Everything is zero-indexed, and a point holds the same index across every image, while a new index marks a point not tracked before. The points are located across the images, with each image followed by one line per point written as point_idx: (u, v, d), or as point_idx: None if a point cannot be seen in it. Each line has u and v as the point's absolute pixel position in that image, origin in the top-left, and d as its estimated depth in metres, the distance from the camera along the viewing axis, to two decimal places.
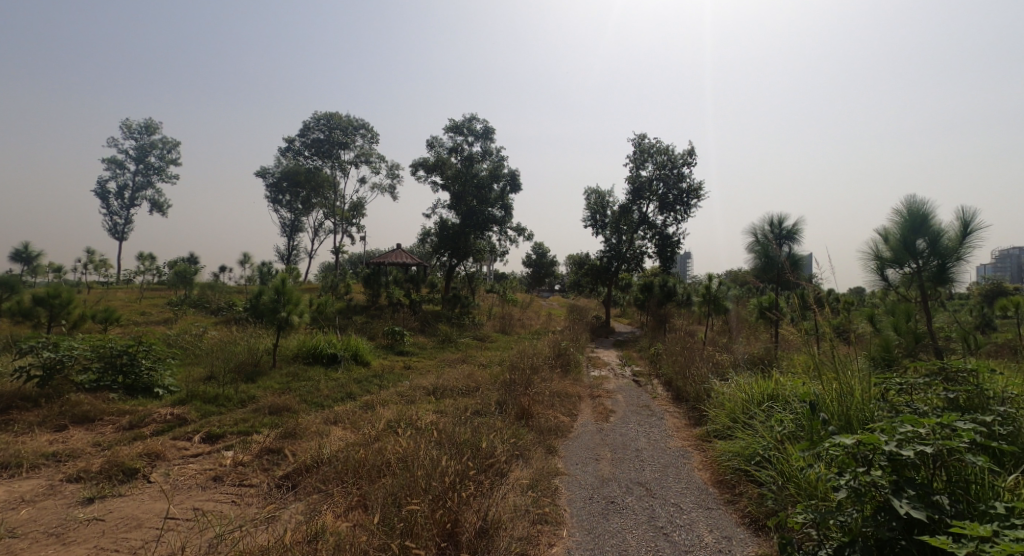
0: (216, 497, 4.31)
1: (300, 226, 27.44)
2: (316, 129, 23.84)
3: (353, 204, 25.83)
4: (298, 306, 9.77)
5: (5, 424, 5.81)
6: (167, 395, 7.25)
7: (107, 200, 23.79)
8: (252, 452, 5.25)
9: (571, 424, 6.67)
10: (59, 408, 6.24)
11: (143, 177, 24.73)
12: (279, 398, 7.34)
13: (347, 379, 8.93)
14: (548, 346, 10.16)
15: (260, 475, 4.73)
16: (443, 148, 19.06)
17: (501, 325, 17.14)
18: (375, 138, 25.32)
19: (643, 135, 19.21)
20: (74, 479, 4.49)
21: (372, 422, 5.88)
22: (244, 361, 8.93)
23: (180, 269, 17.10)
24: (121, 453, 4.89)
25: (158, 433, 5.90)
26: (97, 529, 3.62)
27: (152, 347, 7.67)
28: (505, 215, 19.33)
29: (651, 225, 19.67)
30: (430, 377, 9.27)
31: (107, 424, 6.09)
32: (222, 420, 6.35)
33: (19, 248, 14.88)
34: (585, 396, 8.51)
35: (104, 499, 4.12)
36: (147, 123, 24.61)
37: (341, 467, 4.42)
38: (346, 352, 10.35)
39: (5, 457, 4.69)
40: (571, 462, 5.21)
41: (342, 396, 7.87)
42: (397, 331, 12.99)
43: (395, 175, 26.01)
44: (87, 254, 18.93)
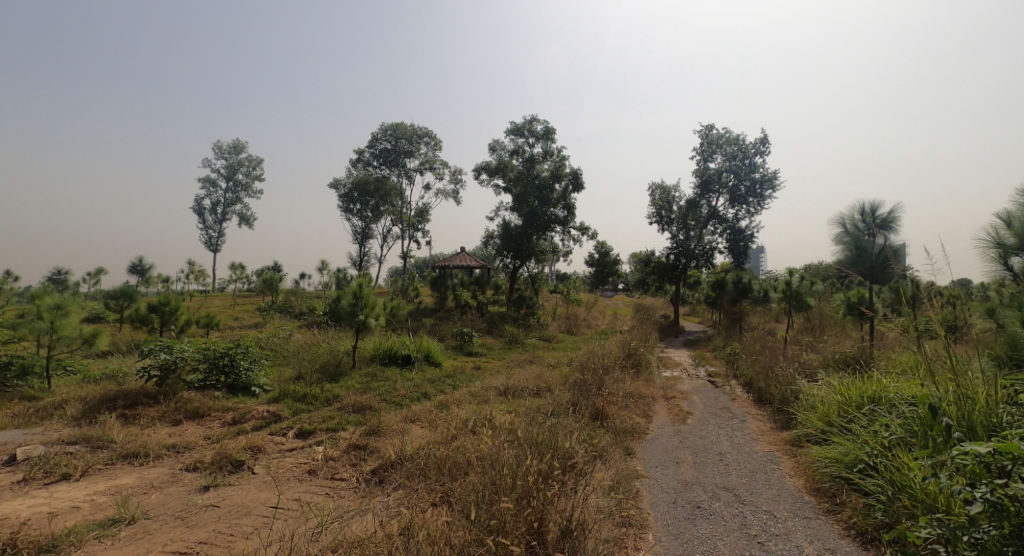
0: (313, 490, 4.59)
1: (370, 232, 28.70)
2: (383, 140, 24.89)
3: (419, 210, 26.69)
4: (374, 309, 10.24)
5: (132, 419, 6.54)
6: (263, 394, 7.86)
7: (202, 216, 26.07)
8: (341, 448, 5.56)
9: (647, 426, 6.50)
10: (174, 405, 6.92)
11: (233, 193, 26.89)
12: (361, 397, 7.73)
13: (422, 379, 9.25)
14: (618, 346, 9.99)
15: (349, 470, 4.99)
16: (504, 151, 19.27)
17: (568, 326, 17.05)
18: (438, 145, 26.00)
19: (711, 125, 18.41)
20: (190, 469, 4.96)
21: (449, 421, 6.05)
22: (327, 363, 9.49)
23: (267, 277, 18.45)
24: (228, 446, 5.36)
25: (257, 429, 6.40)
26: (215, 514, 3.97)
27: (248, 349, 8.33)
28: (567, 215, 19.23)
29: (722, 219, 18.79)
30: (500, 378, 9.39)
31: (215, 419, 6.70)
32: (311, 418, 6.79)
33: (135, 261, 16.72)
34: (658, 397, 8.28)
35: (216, 488, 4.52)
36: (235, 143, 26.73)
37: (425, 463, 4.58)
38: (419, 353, 10.71)
39: (135, 447, 5.27)
40: (650, 465, 5.09)
41: (417, 396, 8.17)
42: (465, 333, 13.26)
43: (458, 181, 26.57)
44: (189, 265, 20.90)
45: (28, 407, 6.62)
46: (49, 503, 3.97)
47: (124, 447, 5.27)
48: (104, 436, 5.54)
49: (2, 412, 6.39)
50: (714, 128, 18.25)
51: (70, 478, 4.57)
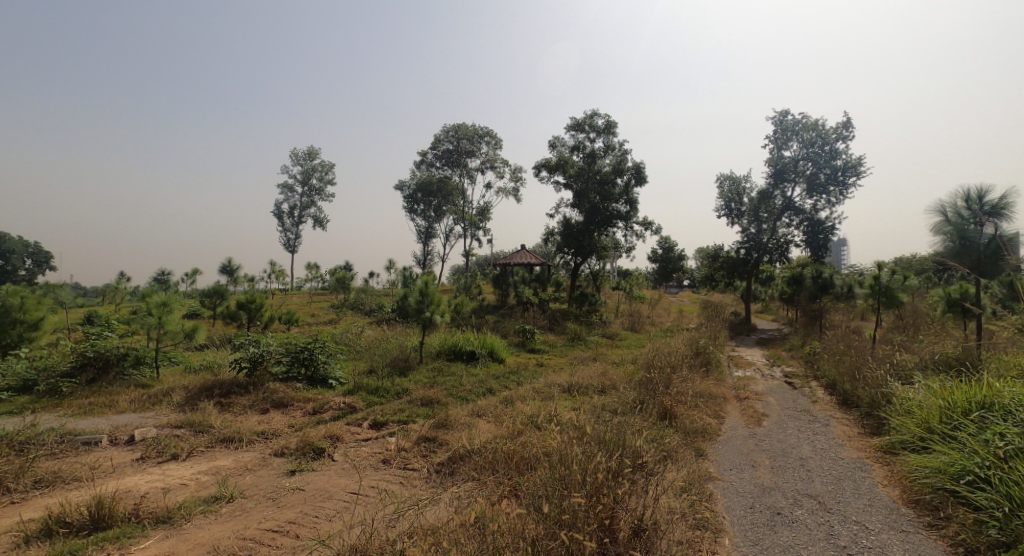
0: (387, 478, 4.80)
1: (434, 232, 29.48)
2: (445, 141, 25.49)
3: (480, 209, 27.07)
4: (440, 306, 10.53)
5: (227, 406, 7.14)
6: (339, 386, 8.32)
7: (281, 219, 27.85)
8: (412, 439, 5.78)
9: (719, 427, 6.25)
10: (262, 394, 7.48)
11: (308, 197, 28.50)
12: (429, 391, 7.99)
13: (486, 375, 9.41)
14: (685, 344, 9.67)
15: (420, 461, 5.18)
16: (565, 148, 19.14)
17: (632, 323, 16.68)
18: (499, 144, 26.21)
19: (786, 111, 17.34)
20: (278, 454, 5.35)
21: (515, 416, 6.12)
22: (396, 357, 9.86)
23: (340, 276, 19.46)
24: (310, 434, 5.72)
25: (335, 419, 6.78)
26: (302, 497, 4.25)
27: (325, 343, 8.84)
28: (630, 210, 18.83)
29: (798, 210, 17.68)
30: (563, 375, 9.36)
31: (298, 409, 7.18)
32: (383, 410, 7.09)
33: (225, 262, 18.23)
34: (730, 397, 7.92)
35: (301, 473, 4.84)
36: (309, 150, 28.27)
37: (492, 457, 4.67)
38: (483, 350, 10.89)
39: (230, 433, 5.75)
40: (724, 467, 4.90)
41: (483, 391, 8.32)
42: (527, 330, 13.33)
43: (519, 178, 26.67)
44: (271, 265, 22.43)
45: (142, 393, 7.40)
46: (162, 480, 4.42)
47: (221, 432, 5.77)
48: (205, 421, 6.09)
49: (121, 397, 7.18)
50: (790, 113, 17.18)
51: (177, 458, 5.07)
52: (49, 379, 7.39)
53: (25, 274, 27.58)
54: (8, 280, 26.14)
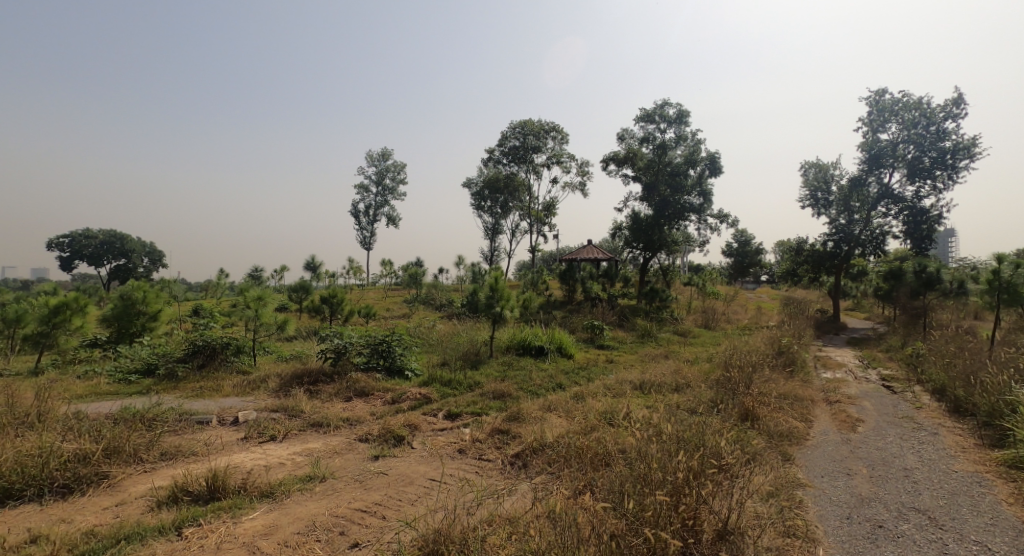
0: (463, 467, 4.93)
1: (500, 228, 29.80)
2: (512, 137, 25.67)
3: (547, 205, 27.02)
4: (509, 301, 10.64)
5: (315, 393, 7.66)
6: (414, 378, 8.66)
7: (358, 218, 29.30)
8: (486, 431, 5.90)
9: (807, 431, 5.86)
10: (345, 383, 7.93)
11: (382, 196, 29.76)
12: (500, 384, 8.12)
13: (555, 370, 9.41)
14: (767, 342, 9.13)
15: (495, 452, 5.28)
16: (634, 140, 18.66)
17: (705, 320, 15.96)
18: (565, 139, 26.01)
19: (883, 90, 15.83)
20: (362, 440, 5.67)
21: (587, 411, 6.07)
22: (467, 351, 10.11)
23: (413, 272, 20.21)
24: (390, 422, 6.01)
25: (412, 409, 7.06)
26: (386, 481, 4.48)
27: (402, 336, 9.25)
28: (703, 203, 18.04)
29: (897, 198, 16.08)
30: (634, 372, 9.17)
31: (378, 398, 7.56)
32: (456, 401, 7.29)
33: (309, 260, 19.50)
34: (819, 400, 7.39)
35: (383, 458, 5.10)
36: (383, 151, 29.50)
37: (567, 451, 4.67)
38: (552, 345, 10.88)
39: (319, 418, 6.16)
40: (815, 474, 4.58)
41: (553, 386, 8.33)
42: (596, 326, 13.16)
43: (585, 172, 26.31)
44: (350, 262, 23.69)
45: (242, 379, 8.10)
46: (263, 458, 4.84)
47: (311, 417, 6.20)
48: (297, 406, 6.57)
49: (225, 382, 7.93)
50: (887, 92, 15.68)
51: (275, 439, 5.51)
52: (167, 364, 8.30)
53: (143, 271, 31.00)
54: (130, 276, 29.55)
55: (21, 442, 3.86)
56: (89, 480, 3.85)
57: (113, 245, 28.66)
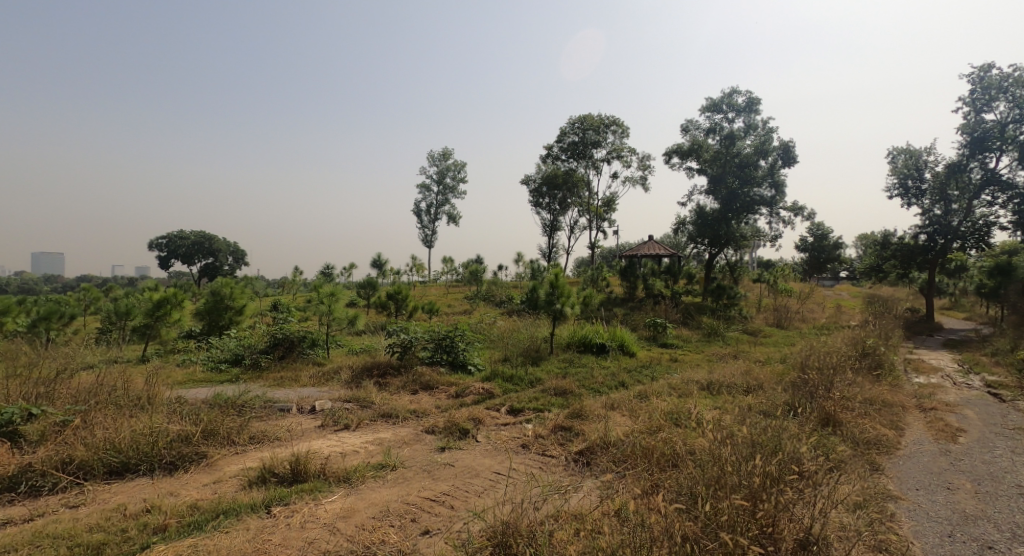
0: (527, 461, 4.97)
1: (558, 225, 29.65)
2: (571, 133, 25.44)
3: (606, 200, 26.57)
4: (570, 298, 10.56)
5: (383, 385, 7.98)
6: (476, 373, 8.83)
7: (420, 217, 30.11)
8: (549, 427, 5.91)
9: (898, 440, 5.41)
10: (411, 376, 8.21)
11: (443, 195, 30.42)
12: (561, 381, 8.10)
13: (618, 368, 9.26)
14: (849, 343, 8.51)
15: (558, 449, 5.27)
16: (699, 131, 17.94)
17: (778, 318, 15.08)
18: (626, 132, 25.44)
19: (989, 65, 14.26)
20: (428, 431, 5.85)
21: (652, 411, 5.92)
22: (528, 347, 10.15)
23: (473, 269, 20.53)
24: (455, 415, 6.15)
25: (476, 404, 7.19)
26: (452, 472, 4.60)
27: (464, 332, 9.43)
28: (775, 195, 17.08)
29: (1005, 185, 14.42)
30: (701, 372, 8.84)
31: (443, 391, 7.77)
32: (518, 397, 7.35)
33: (375, 258, 20.31)
34: (912, 407, 6.79)
35: (450, 450, 5.24)
36: (443, 152, 30.10)
37: (633, 451, 4.58)
38: (614, 343, 10.71)
39: (388, 409, 6.41)
40: (908, 486, 4.22)
41: (615, 384, 8.20)
42: (659, 323, 12.79)
43: (647, 166, 25.63)
44: (413, 260, 24.43)
45: (317, 371, 8.60)
46: (339, 446, 5.11)
47: (381, 408, 6.47)
48: (367, 398, 6.88)
49: (302, 373, 8.43)
50: (994, 67, 14.12)
51: (349, 428, 5.80)
52: (251, 355, 8.95)
53: (228, 269, 33.48)
54: (217, 274, 32.06)
55: (135, 422, 4.31)
56: (191, 458, 4.23)
57: (203, 245, 31.17)
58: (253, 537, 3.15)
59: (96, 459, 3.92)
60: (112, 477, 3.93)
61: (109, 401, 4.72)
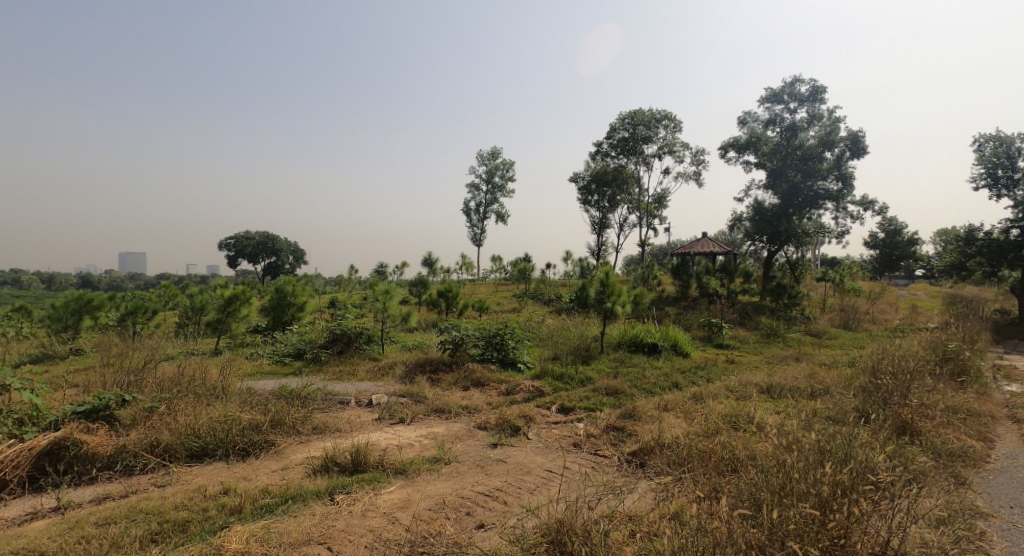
0: (579, 460, 4.94)
1: (607, 222, 29.25)
2: (621, 129, 25.01)
3: (657, 197, 25.95)
4: (620, 297, 10.39)
5: (436, 380, 8.17)
6: (527, 371, 8.85)
7: (469, 216, 30.50)
8: (600, 427, 5.85)
9: (985, 452, 4.98)
10: (463, 373, 8.34)
11: (491, 195, 30.68)
12: (613, 381, 7.99)
13: (671, 368, 9.03)
14: (926, 346, 7.90)
15: (610, 449, 5.21)
16: (757, 123, 17.19)
17: (845, 319, 14.19)
18: (678, 127, 24.73)
19: None
20: (480, 427, 5.93)
21: (709, 413, 5.73)
22: (578, 345, 10.09)
23: (522, 267, 20.59)
24: (506, 413, 6.20)
25: (526, 401, 7.21)
26: (505, 468, 4.64)
27: (515, 330, 9.49)
28: (842, 188, 16.10)
29: None
30: (760, 374, 8.47)
31: (493, 388, 7.85)
32: (569, 396, 7.31)
33: (426, 256, 20.80)
34: (1000, 417, 6.23)
35: (502, 447, 5.29)
36: (492, 151, 30.29)
37: (688, 453, 4.46)
38: (666, 343, 10.45)
39: (441, 405, 6.55)
40: (998, 504, 3.88)
41: (669, 385, 8.01)
42: (715, 323, 12.35)
43: (701, 161, 24.82)
44: (463, 258, 24.80)
45: (373, 365, 8.90)
46: (396, 438, 5.27)
47: (434, 403, 6.62)
48: (421, 393, 7.06)
49: (360, 367, 8.77)
50: None
51: (404, 421, 5.98)
52: (312, 350, 9.38)
53: (290, 268, 35.24)
54: (280, 273, 33.81)
55: (212, 411, 4.63)
56: (261, 446, 4.49)
57: (266, 245, 32.93)
58: (320, 522, 3.31)
59: (179, 443, 4.24)
60: (193, 460, 4.23)
61: (190, 389, 5.10)
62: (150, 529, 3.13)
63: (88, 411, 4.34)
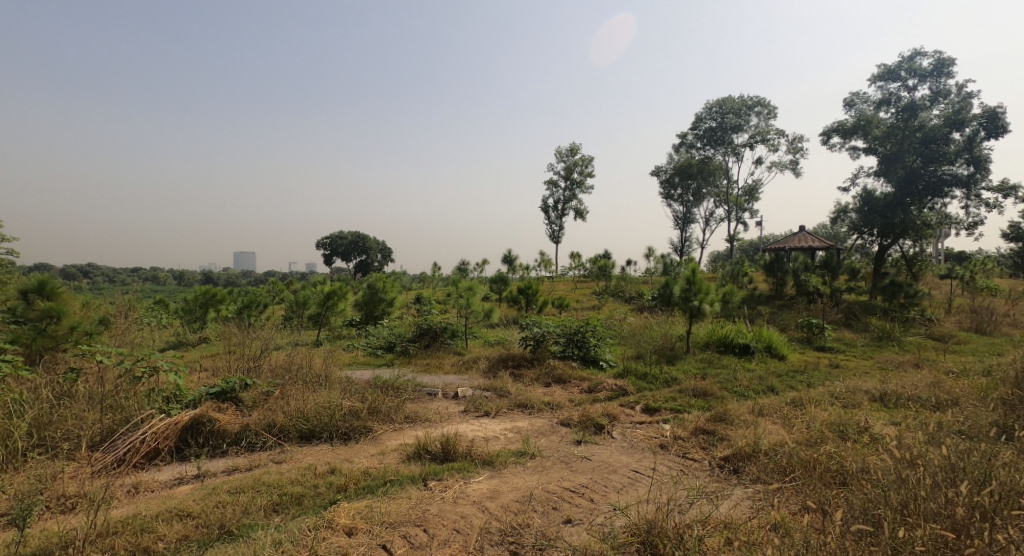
0: (667, 462, 4.80)
1: (692, 217, 27.99)
2: (708, 118, 23.79)
3: (748, 189, 24.41)
4: (709, 295, 9.89)
5: (518, 375, 8.29)
6: (609, 369, 8.73)
7: (547, 213, 30.47)
8: (689, 429, 5.63)
9: None
10: (545, 369, 8.39)
11: (569, 191, 30.45)
12: (701, 382, 7.66)
13: (766, 371, 8.48)
14: None
15: (700, 452, 5.00)
16: (867, 104, 15.63)
17: (977, 322, 12.46)
18: (773, 113, 23.06)
19: None
20: (564, 424, 5.94)
21: (811, 420, 5.31)
22: (662, 345, 9.76)
23: (601, 264, 20.24)
24: (589, 410, 6.16)
25: (609, 400, 7.12)
26: (589, 466, 4.61)
27: (597, 328, 9.38)
28: (975, 173, 14.13)
29: None
30: (870, 381, 7.71)
31: (575, 385, 7.82)
32: (654, 396, 7.11)
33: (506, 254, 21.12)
34: None
35: (586, 444, 5.27)
36: (570, 148, 29.96)
37: (788, 462, 4.17)
38: (760, 344, 9.83)
39: (523, 400, 6.64)
40: None
41: (763, 389, 7.53)
42: (815, 324, 11.40)
43: (799, 149, 22.98)
44: (541, 255, 24.89)
45: (458, 360, 9.21)
46: (482, 431, 5.42)
47: (517, 398, 6.72)
48: (504, 388, 7.20)
49: (445, 361, 9.11)
50: None
51: (488, 415, 6.13)
52: (402, 343, 9.88)
53: (378, 265, 37.38)
54: (370, 270, 35.96)
55: (318, 397, 5.03)
56: (360, 431, 4.82)
57: (357, 244, 35.09)
58: (415, 505, 3.49)
59: (292, 425, 4.66)
60: (303, 441, 4.64)
61: (299, 375, 5.60)
62: (272, 500, 3.48)
63: (218, 393, 4.92)
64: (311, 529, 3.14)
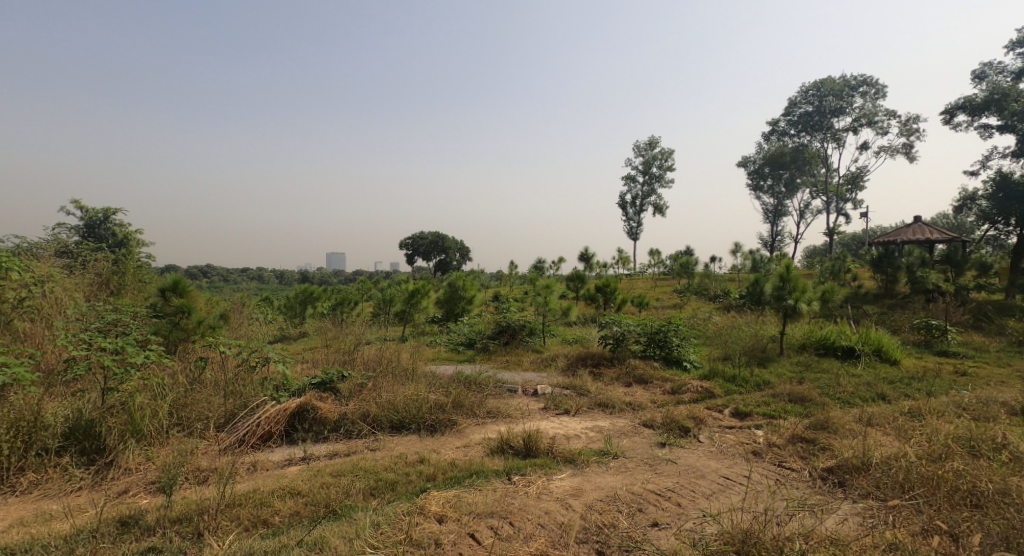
0: (762, 470, 4.51)
1: (784, 209, 26.11)
2: (804, 102, 22.05)
3: (850, 177, 22.31)
4: (806, 293, 9.16)
5: (598, 374, 8.19)
6: (693, 370, 8.37)
7: (625, 209, 29.74)
8: (785, 437, 5.25)
9: None
10: (625, 368, 8.22)
11: (648, 186, 29.53)
12: (797, 387, 7.12)
13: (875, 377, 7.71)
14: None
15: (799, 462, 4.64)
16: (1003, 75, 13.71)
17: None
18: (881, 92, 20.91)
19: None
20: (646, 425, 5.77)
21: (931, 432, 4.76)
22: (753, 346, 9.19)
23: (683, 261, 19.41)
24: (674, 412, 5.93)
25: (695, 402, 6.83)
26: (676, 469, 4.44)
27: (680, 327, 9.03)
28: None
29: None
30: (1006, 392, 6.75)
31: (658, 386, 7.57)
32: (745, 400, 6.71)
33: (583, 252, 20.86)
34: None
35: (671, 447, 5.08)
36: (649, 141, 28.95)
37: (904, 478, 3.76)
38: (867, 347, 8.95)
39: (604, 400, 6.53)
40: None
41: (872, 396, 6.85)
42: (935, 326, 10.18)
43: (913, 131, 20.67)
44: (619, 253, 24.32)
45: (537, 357, 9.27)
46: (563, 429, 5.40)
47: (598, 398, 6.63)
48: (584, 387, 7.14)
49: (524, 358, 9.20)
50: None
51: (568, 413, 6.11)
52: (481, 340, 10.10)
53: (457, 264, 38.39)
54: (449, 270, 37.02)
55: (406, 390, 5.27)
56: (445, 424, 4.99)
57: (437, 244, 36.27)
58: (500, 498, 3.56)
59: (384, 416, 4.94)
60: (394, 431, 4.89)
61: (388, 369, 5.90)
62: (369, 484, 3.70)
63: (320, 383, 5.34)
64: (405, 514, 3.31)
